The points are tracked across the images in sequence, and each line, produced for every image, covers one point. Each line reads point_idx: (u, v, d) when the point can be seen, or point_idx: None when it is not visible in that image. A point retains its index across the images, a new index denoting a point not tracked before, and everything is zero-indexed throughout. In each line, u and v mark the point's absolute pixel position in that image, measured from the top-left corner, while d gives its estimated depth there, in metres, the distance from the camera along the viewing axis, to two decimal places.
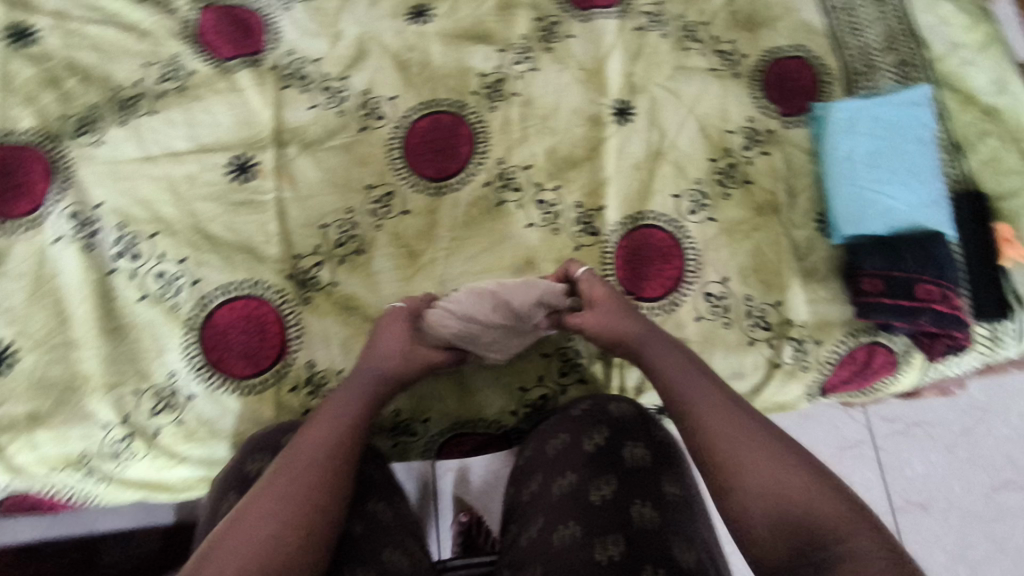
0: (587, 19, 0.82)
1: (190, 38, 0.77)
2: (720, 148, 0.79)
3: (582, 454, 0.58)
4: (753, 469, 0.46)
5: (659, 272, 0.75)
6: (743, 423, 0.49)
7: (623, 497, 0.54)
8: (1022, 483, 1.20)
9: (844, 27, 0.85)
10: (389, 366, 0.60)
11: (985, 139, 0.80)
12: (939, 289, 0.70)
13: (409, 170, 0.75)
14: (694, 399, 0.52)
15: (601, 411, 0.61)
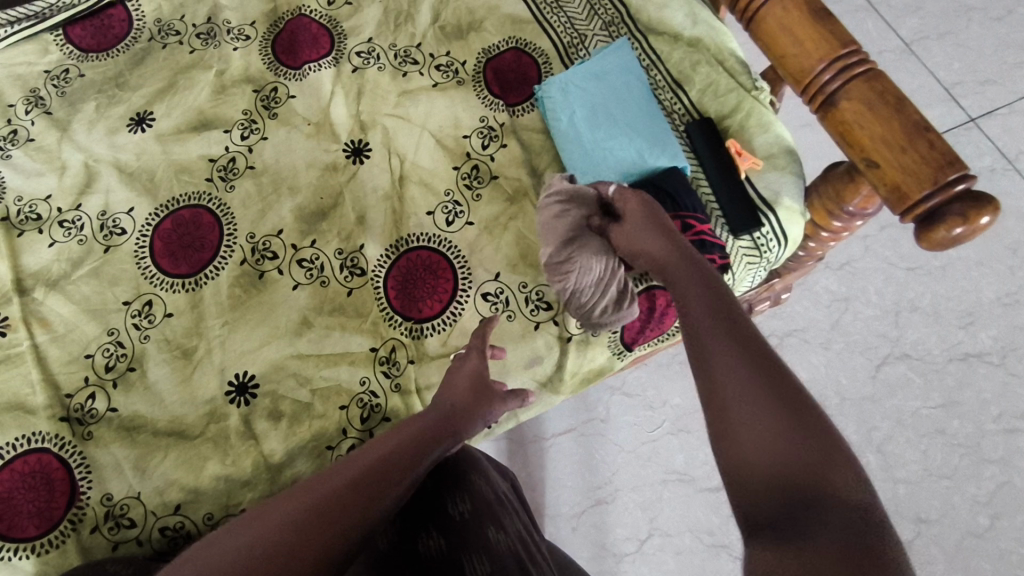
0: (302, 75, 0.86)
1: None
2: (461, 155, 0.82)
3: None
4: (753, 407, 0.47)
5: (432, 289, 0.75)
6: (748, 364, 0.50)
7: (409, 535, 0.56)
8: (900, 354, 1.21)
9: (546, 8, 0.89)
10: (453, 407, 0.61)
11: (699, 69, 0.84)
12: (678, 220, 0.72)
13: (164, 273, 0.75)
14: (706, 332, 0.54)
15: None
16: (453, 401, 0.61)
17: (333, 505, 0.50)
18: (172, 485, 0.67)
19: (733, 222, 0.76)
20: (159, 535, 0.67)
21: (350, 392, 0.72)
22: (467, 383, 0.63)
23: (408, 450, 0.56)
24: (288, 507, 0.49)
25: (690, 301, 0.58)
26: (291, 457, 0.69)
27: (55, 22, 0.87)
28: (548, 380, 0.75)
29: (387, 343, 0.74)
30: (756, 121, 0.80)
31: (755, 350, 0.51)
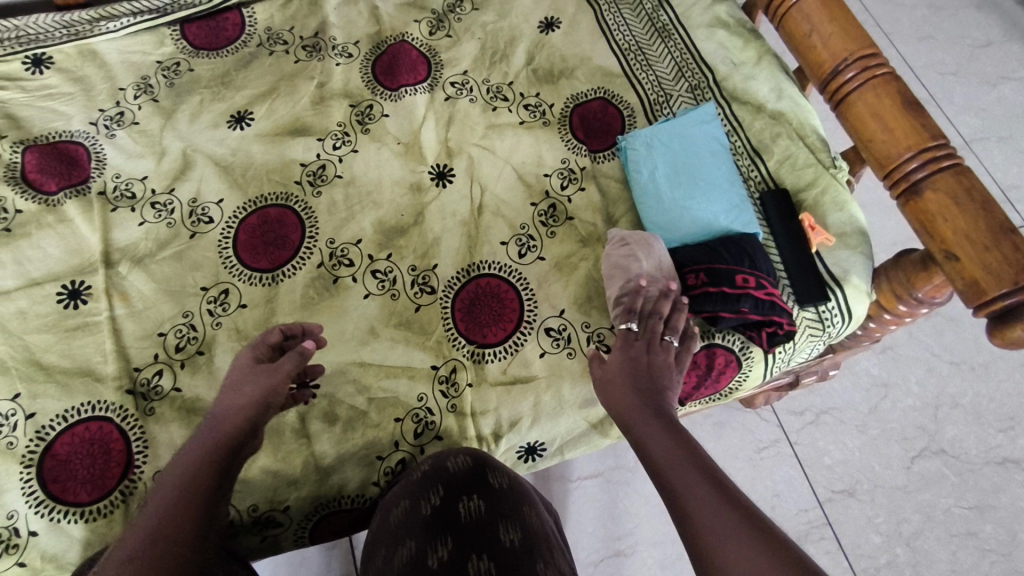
0: (397, 97, 0.90)
1: (14, 179, 0.80)
2: (540, 192, 0.85)
3: (424, 525, 0.57)
4: (723, 532, 0.46)
5: (498, 317, 0.77)
6: (727, 513, 0.47)
7: (459, 555, 0.52)
8: (937, 449, 1.19)
9: (636, 66, 0.93)
10: (243, 397, 0.60)
11: (778, 141, 0.87)
12: (754, 278, 0.72)
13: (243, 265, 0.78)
14: (682, 488, 0.51)
15: (439, 471, 0.63)
16: (249, 394, 0.59)
17: (172, 510, 0.50)
18: None
19: (801, 292, 0.77)
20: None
21: (406, 406, 0.73)
22: (251, 376, 0.61)
23: (217, 447, 0.56)
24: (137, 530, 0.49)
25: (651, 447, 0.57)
26: (341, 462, 0.70)
27: (174, 18, 0.93)
28: (599, 422, 0.75)
29: (448, 362, 0.75)
30: (832, 198, 0.82)
31: (722, 490, 0.50)
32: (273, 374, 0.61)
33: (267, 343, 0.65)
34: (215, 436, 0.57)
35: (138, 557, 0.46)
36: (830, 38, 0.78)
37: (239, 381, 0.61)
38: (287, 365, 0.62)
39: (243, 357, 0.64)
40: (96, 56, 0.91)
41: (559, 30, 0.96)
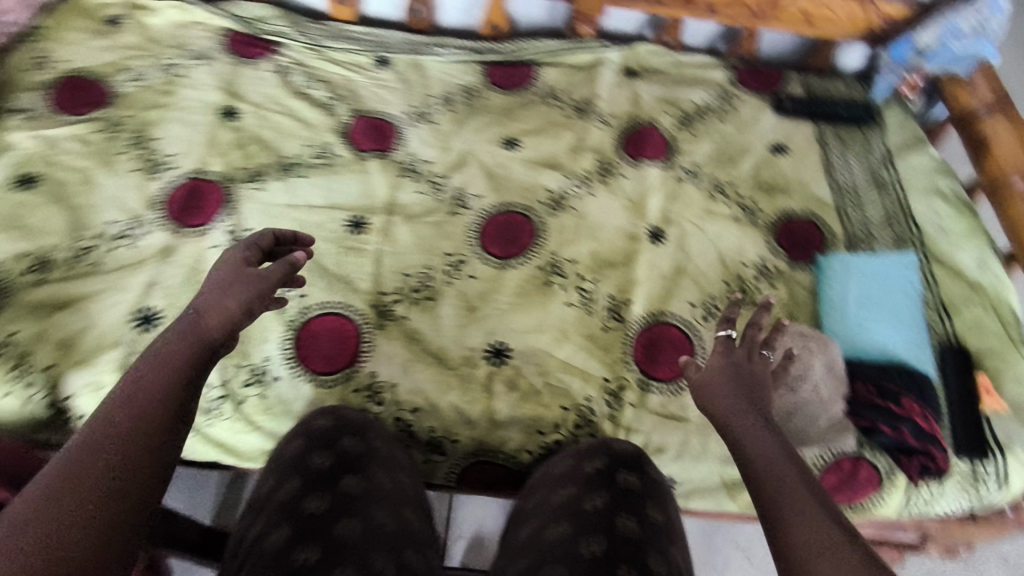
0: (637, 164, 1.07)
1: (343, 133, 1.06)
2: (734, 274, 0.96)
3: (580, 475, 0.67)
4: (817, 545, 0.47)
5: (671, 361, 0.87)
6: (834, 533, 0.47)
7: (610, 509, 0.62)
8: None
9: (849, 204, 1.04)
10: (207, 308, 0.60)
11: (970, 306, 0.92)
12: (919, 408, 0.80)
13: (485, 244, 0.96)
14: (780, 489, 0.52)
15: (607, 446, 0.70)
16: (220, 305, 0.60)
17: (152, 391, 0.53)
18: (421, 393, 0.82)
19: (962, 441, 0.81)
20: (395, 423, 0.82)
21: (575, 400, 0.84)
22: (234, 282, 0.62)
23: (188, 346, 0.57)
24: (111, 409, 0.51)
25: (756, 449, 0.56)
26: (510, 422, 0.82)
27: (486, 60, 1.16)
28: (732, 484, 0.82)
29: (618, 378, 0.86)
30: (1011, 371, 0.86)
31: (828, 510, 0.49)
32: (261, 281, 0.64)
33: (259, 244, 0.69)
34: (195, 331, 0.58)
35: (112, 430, 0.49)
36: None
37: (223, 282, 0.62)
38: (275, 275, 0.65)
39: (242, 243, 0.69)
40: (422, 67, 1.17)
41: (789, 151, 1.09)
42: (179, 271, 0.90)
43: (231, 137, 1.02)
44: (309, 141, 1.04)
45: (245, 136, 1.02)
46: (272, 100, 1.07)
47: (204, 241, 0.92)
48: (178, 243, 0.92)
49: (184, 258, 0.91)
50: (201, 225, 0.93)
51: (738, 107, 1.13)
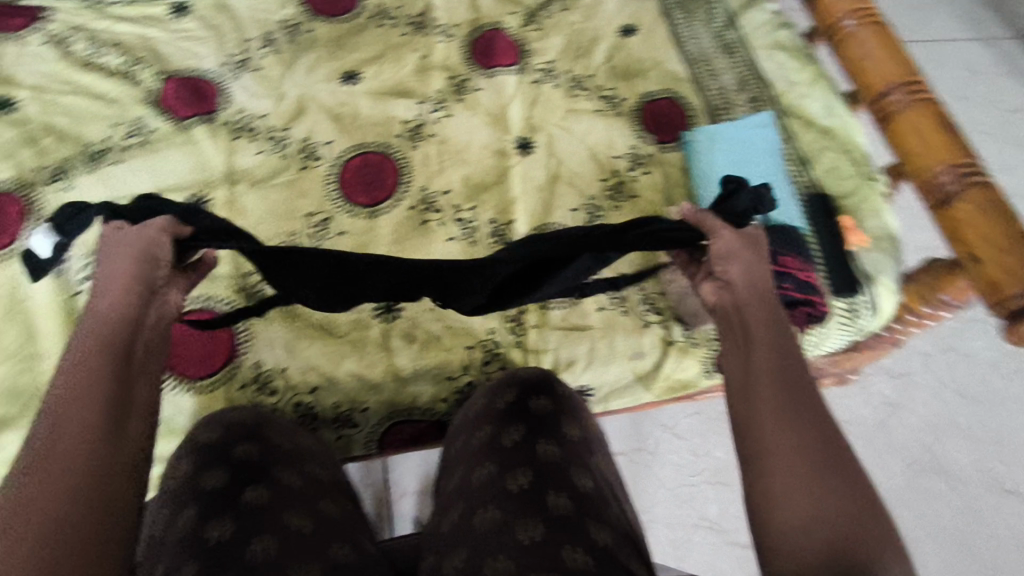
0: (491, 75, 0.99)
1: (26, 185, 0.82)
2: (609, 170, 0.94)
3: (471, 490, 0.62)
4: (779, 475, 0.49)
5: (5, 226, 0.79)
6: (809, 440, 0.50)
7: (538, 487, 0.60)
8: (960, 359, 1.34)
9: (704, 73, 1.03)
10: None
11: (825, 152, 0.96)
12: (797, 262, 0.83)
13: (44, 218, 0.80)
14: (766, 433, 0.51)
15: (529, 454, 0.63)
16: None
17: None
18: (313, 369, 0.77)
19: (836, 283, 0.87)
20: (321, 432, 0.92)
21: (477, 337, 0.81)
22: None
23: None
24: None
25: (799, 404, 0.53)
26: (416, 376, 0.79)
27: None
28: (645, 374, 0.84)
29: (517, 304, 0.84)
30: (870, 207, 0.92)
31: (810, 415, 0.52)
32: None
33: None
34: None
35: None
36: (880, 63, 0.87)
37: None
38: None
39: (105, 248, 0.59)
40: (228, 9, 1.00)
41: None
42: None
43: None
44: (41, 158, 0.83)
45: (35, 137, 0.85)
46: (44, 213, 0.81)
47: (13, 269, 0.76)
48: None
49: None
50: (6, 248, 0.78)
51: (549, 38, 1.04)
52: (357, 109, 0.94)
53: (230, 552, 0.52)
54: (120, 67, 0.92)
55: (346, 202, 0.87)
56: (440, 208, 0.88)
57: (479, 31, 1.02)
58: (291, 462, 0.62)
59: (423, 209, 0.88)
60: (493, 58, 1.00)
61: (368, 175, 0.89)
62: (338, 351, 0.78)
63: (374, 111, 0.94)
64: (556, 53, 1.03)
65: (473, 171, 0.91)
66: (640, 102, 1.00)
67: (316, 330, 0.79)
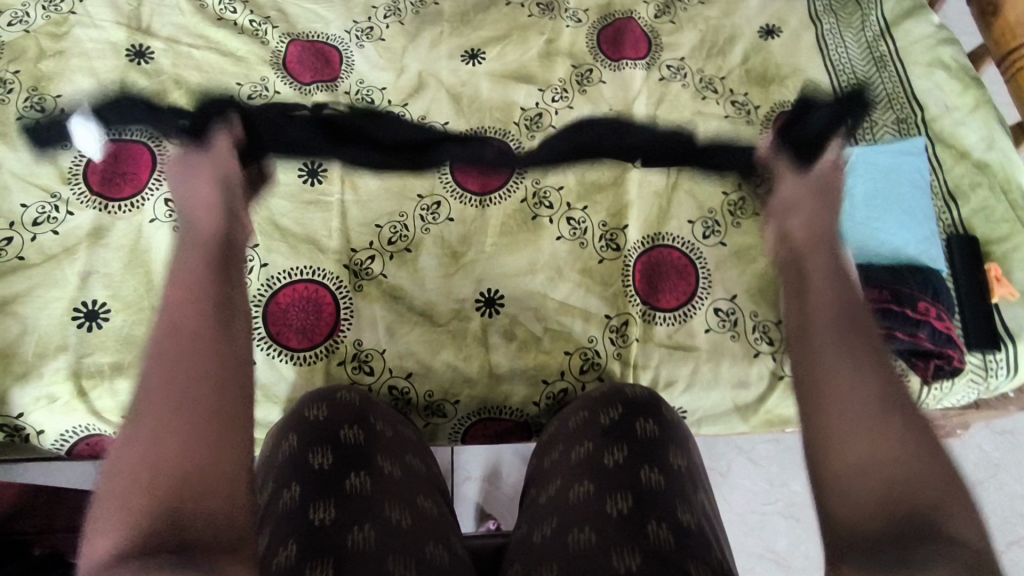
0: (617, 68, 0.94)
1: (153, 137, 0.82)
2: (733, 183, 0.88)
3: (566, 506, 0.57)
4: (843, 410, 0.45)
5: (134, 174, 0.79)
6: (870, 381, 0.47)
7: (639, 515, 0.55)
8: None
9: (847, 88, 0.95)
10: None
11: (977, 190, 0.89)
12: (935, 310, 0.76)
13: (171, 170, 0.80)
14: (830, 372, 0.48)
15: (633, 477, 0.57)
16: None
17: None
18: (412, 355, 0.76)
19: (973, 335, 0.79)
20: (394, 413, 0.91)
21: (577, 343, 0.79)
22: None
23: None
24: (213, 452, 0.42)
25: (859, 349, 0.49)
26: (512, 375, 0.77)
27: None
28: (744, 406, 0.79)
29: (621, 314, 0.80)
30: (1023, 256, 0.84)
31: (874, 359, 0.48)
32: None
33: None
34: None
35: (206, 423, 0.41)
36: None
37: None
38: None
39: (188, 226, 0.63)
40: None
41: None
42: (116, 254, 0.75)
43: (88, 228, 0.76)
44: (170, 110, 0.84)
45: (165, 89, 0.85)
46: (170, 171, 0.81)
47: (139, 217, 0.77)
48: (38, 290, 0.72)
49: (63, 287, 0.73)
50: (133, 199, 0.78)
51: (682, 32, 0.97)
52: (477, 90, 0.91)
53: (329, 539, 0.52)
54: (249, 24, 0.91)
55: (458, 187, 0.85)
56: (552, 204, 0.85)
57: (609, 19, 0.97)
58: (392, 450, 0.62)
59: (535, 203, 0.85)
60: (621, 49, 0.95)
61: (483, 160, 0.87)
62: (437, 340, 0.77)
63: (494, 94, 0.91)
64: (688, 49, 0.97)
65: (590, 169, 0.87)
66: (775, 112, 0.93)
67: (417, 316, 0.78)
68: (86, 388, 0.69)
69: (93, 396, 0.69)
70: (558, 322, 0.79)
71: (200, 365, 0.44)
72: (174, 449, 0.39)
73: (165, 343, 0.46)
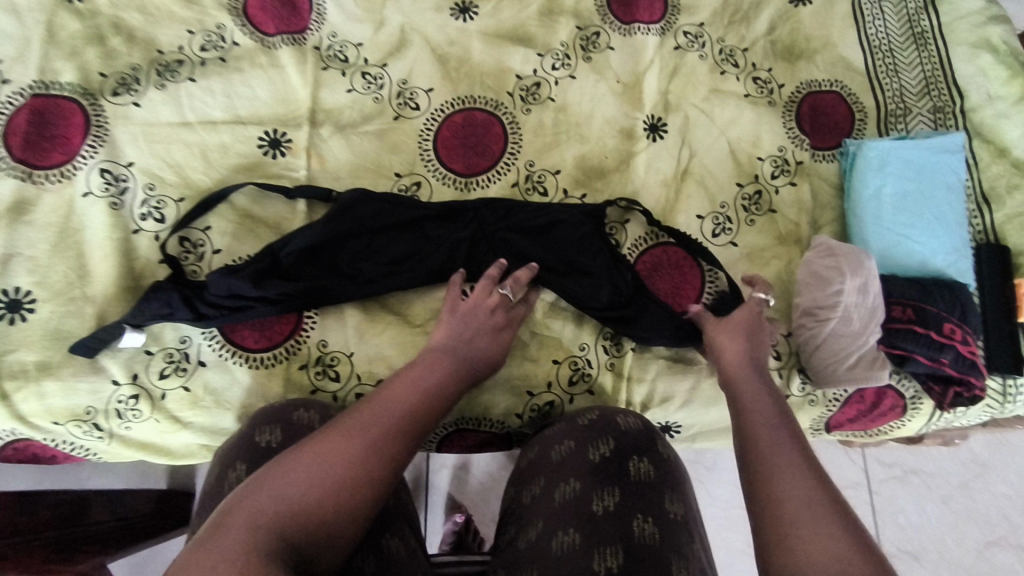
0: (628, 32, 0.82)
1: (89, 95, 0.70)
2: (749, 174, 0.79)
3: (549, 559, 0.49)
4: (793, 501, 0.43)
5: (63, 138, 0.68)
6: (804, 476, 0.45)
7: (630, 574, 0.47)
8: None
9: (883, 68, 0.85)
10: None
11: (1013, 193, 0.80)
12: (962, 332, 0.69)
13: (109, 136, 0.69)
14: (774, 467, 0.46)
15: (624, 529, 0.50)
16: None
17: None
18: (383, 360, 0.67)
19: (996, 358, 0.73)
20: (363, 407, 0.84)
21: (566, 350, 0.71)
22: None
23: None
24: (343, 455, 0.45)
25: (781, 443, 0.48)
26: (493, 385, 0.70)
27: None
28: None
29: None
30: None
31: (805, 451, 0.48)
32: None
33: None
34: None
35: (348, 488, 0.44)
36: None
37: None
38: None
39: (462, 308, 0.64)
40: None
41: None
42: (43, 233, 0.66)
43: (8, 200, 0.66)
44: (107, 61, 0.72)
45: (101, 34, 0.73)
46: (118, 138, 0.70)
47: (70, 189, 0.67)
48: None
49: None
50: (63, 167, 0.68)
51: None
52: (467, 52, 0.80)
53: None
54: None
55: (442, 167, 0.75)
56: (547, 190, 0.76)
57: None
58: None
59: (527, 189, 0.76)
60: (634, 10, 0.83)
61: (470, 136, 0.77)
62: (410, 344, 0.68)
63: (487, 58, 0.80)
64: (710, 13, 0.85)
65: (591, 151, 0.78)
66: (800, 91, 0.83)
67: (389, 315, 0.70)
68: (9, 390, 0.61)
69: (16, 398, 0.61)
70: (547, 327, 0.71)
71: (360, 449, 0.46)
72: (294, 498, 0.41)
73: (364, 408, 0.50)
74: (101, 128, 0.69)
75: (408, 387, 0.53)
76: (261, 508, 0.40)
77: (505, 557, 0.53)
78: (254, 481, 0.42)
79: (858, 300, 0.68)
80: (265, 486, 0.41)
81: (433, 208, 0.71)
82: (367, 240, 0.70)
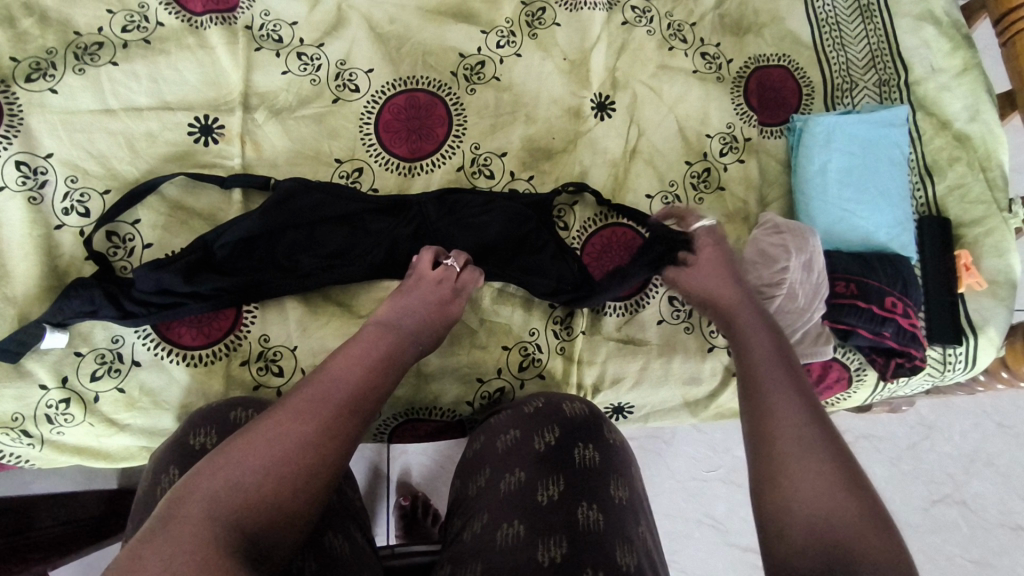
0: (575, 8, 0.80)
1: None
2: (697, 152, 0.79)
3: (493, 551, 0.49)
4: (792, 452, 0.44)
5: None
6: (804, 426, 0.45)
7: (574, 562, 0.46)
8: None
9: (829, 41, 0.85)
10: None
11: (954, 165, 0.81)
12: (903, 305, 0.70)
13: (22, 125, 0.65)
14: (776, 417, 0.47)
15: (569, 518, 0.50)
16: None
17: None
18: (327, 353, 0.66)
19: (936, 328, 0.75)
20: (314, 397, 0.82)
21: (516, 336, 0.71)
22: None
23: None
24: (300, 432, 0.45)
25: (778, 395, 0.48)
26: (442, 373, 0.69)
27: None
28: (694, 402, 0.73)
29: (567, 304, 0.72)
30: (994, 242, 0.78)
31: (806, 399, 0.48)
32: None
33: None
34: None
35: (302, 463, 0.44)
36: None
37: None
38: None
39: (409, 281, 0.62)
40: None
41: None
42: None
43: None
44: (17, 44, 0.67)
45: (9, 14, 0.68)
46: (31, 128, 0.65)
47: None
48: None
49: None
50: None
51: None
52: (408, 30, 0.77)
53: None
54: None
55: (384, 152, 0.73)
56: (493, 173, 0.75)
57: None
58: None
59: (473, 172, 0.74)
60: None
61: (413, 119, 0.74)
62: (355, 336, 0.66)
63: (429, 36, 0.77)
64: None
65: (538, 132, 0.77)
66: (748, 66, 0.83)
67: (333, 307, 0.68)
68: None
69: None
70: (496, 313, 0.70)
71: (315, 425, 0.46)
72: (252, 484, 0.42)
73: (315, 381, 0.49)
74: (12, 116, 0.65)
75: (357, 359, 0.53)
76: (216, 499, 0.40)
77: (450, 553, 0.52)
78: (206, 467, 0.42)
79: (801, 277, 0.68)
80: (219, 473, 0.42)
81: (374, 200, 0.70)
82: (307, 230, 0.68)
